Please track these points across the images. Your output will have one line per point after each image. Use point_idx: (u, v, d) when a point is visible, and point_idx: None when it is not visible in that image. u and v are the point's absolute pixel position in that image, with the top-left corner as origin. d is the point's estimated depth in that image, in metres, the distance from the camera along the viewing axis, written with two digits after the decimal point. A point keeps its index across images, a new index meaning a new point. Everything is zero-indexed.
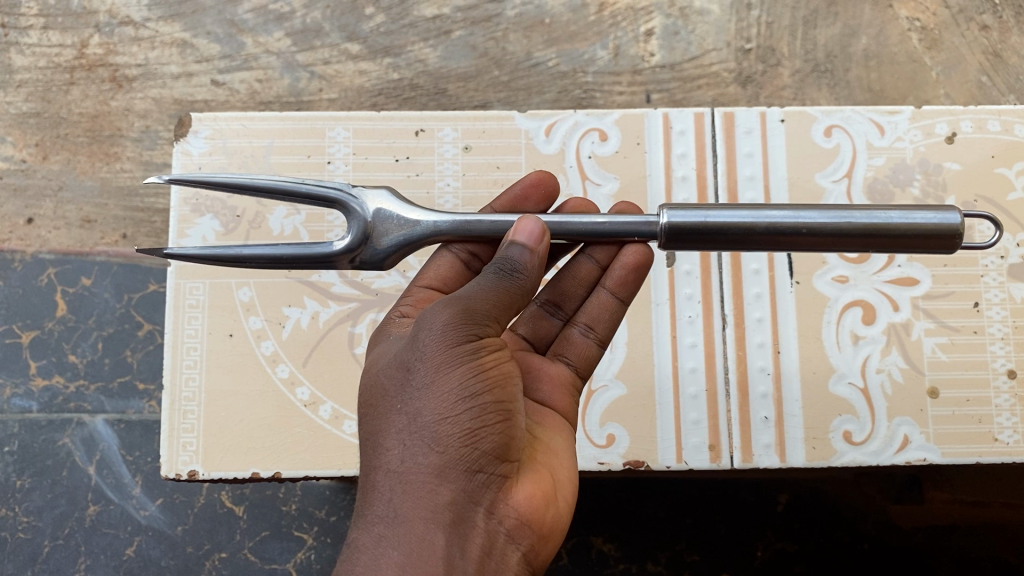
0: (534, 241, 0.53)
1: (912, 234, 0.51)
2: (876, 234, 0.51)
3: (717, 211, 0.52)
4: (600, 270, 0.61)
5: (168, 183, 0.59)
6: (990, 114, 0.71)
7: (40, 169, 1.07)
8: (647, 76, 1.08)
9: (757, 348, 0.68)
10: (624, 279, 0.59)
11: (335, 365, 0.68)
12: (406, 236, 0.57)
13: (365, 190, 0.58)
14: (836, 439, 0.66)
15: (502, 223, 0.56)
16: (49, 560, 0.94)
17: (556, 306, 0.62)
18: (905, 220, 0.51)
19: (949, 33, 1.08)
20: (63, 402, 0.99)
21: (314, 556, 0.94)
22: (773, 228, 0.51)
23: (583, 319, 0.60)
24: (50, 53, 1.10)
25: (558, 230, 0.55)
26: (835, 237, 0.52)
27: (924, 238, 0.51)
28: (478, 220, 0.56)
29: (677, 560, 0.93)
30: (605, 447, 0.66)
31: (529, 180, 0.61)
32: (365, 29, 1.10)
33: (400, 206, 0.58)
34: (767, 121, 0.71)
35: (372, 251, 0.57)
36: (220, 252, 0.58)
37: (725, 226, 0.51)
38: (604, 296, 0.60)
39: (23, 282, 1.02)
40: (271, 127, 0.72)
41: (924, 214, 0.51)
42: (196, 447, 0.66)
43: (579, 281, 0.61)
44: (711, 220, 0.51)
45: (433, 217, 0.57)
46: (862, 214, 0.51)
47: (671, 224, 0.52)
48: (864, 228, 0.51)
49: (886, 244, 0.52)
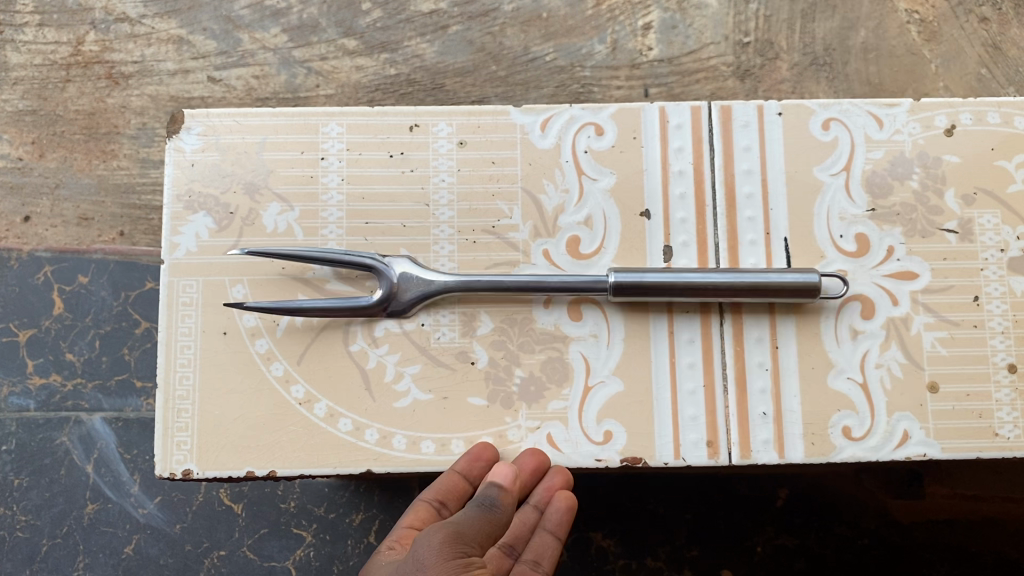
0: (510, 482, 0.62)
1: (791, 289, 0.64)
2: (761, 290, 0.64)
3: (648, 273, 0.65)
4: (539, 512, 0.65)
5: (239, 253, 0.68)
6: (989, 106, 0.71)
7: (36, 167, 1.06)
8: (645, 70, 1.07)
9: (754, 342, 0.67)
10: (561, 521, 0.65)
11: (330, 363, 0.67)
12: (425, 292, 0.67)
13: (393, 258, 0.67)
14: (835, 435, 0.65)
15: (507, 282, 0.66)
16: (47, 558, 0.94)
17: (511, 546, 0.65)
18: (782, 279, 0.64)
19: (948, 25, 1.08)
20: (61, 400, 0.98)
21: (314, 553, 0.94)
22: (689, 287, 0.64)
23: (530, 555, 0.64)
24: (45, 50, 1.09)
25: (536, 287, 0.66)
26: (732, 292, 0.65)
27: (799, 291, 0.64)
28: (485, 280, 0.66)
29: (677, 555, 0.93)
30: (602, 444, 0.66)
31: (466, 455, 0.64)
32: (361, 25, 1.09)
33: (421, 268, 0.67)
34: (765, 115, 0.70)
35: (399, 306, 0.67)
36: (283, 305, 0.66)
37: (653, 286, 0.64)
38: (547, 538, 0.65)
39: (20, 281, 1.02)
40: (264, 122, 0.71)
41: (793, 274, 0.64)
42: (190, 446, 0.66)
43: (520, 525, 0.66)
44: (644, 280, 0.64)
45: (449, 278, 0.67)
46: (750, 276, 0.65)
47: (614, 284, 0.65)
48: (753, 285, 0.64)
49: (769, 297, 0.65)
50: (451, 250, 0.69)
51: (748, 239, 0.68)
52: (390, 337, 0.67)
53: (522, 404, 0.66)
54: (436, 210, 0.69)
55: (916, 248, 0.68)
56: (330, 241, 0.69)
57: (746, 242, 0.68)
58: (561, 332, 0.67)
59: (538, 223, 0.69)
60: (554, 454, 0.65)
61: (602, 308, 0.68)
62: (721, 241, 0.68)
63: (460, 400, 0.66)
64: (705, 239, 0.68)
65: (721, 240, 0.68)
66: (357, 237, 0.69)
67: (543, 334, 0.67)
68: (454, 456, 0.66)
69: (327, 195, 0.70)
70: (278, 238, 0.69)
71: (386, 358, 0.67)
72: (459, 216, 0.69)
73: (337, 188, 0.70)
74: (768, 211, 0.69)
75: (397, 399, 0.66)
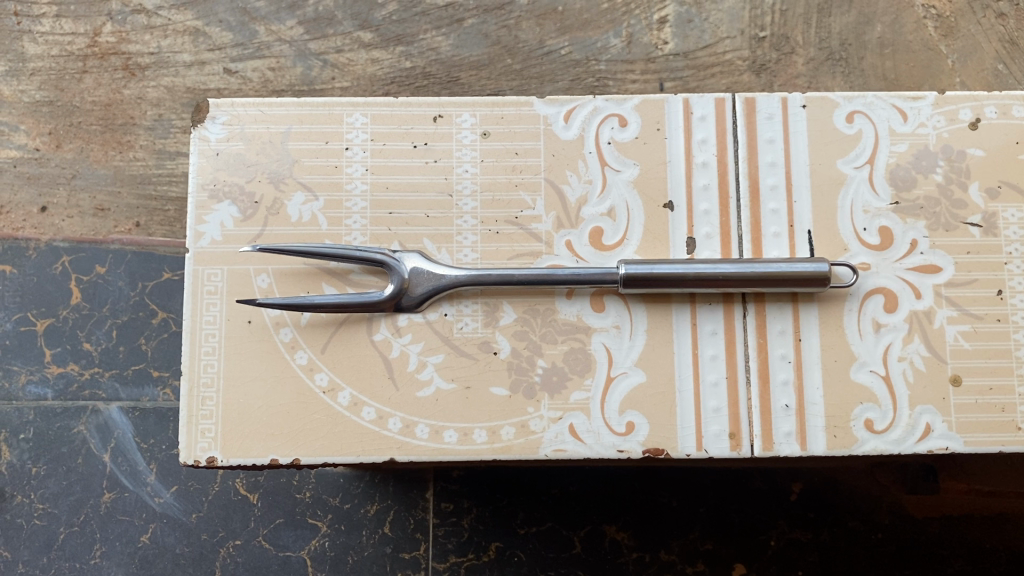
0: None
1: (799, 278, 0.65)
2: (770, 280, 0.65)
3: (659, 264, 0.65)
4: None
5: (252, 250, 0.68)
6: (1014, 100, 0.70)
7: (53, 158, 1.07)
8: (661, 64, 1.07)
9: (778, 335, 0.67)
10: None
11: (354, 351, 0.67)
12: (434, 287, 0.67)
13: (403, 254, 0.68)
14: (857, 427, 0.65)
15: (516, 275, 0.66)
16: (65, 546, 0.95)
17: None
18: (790, 269, 0.65)
19: (965, 21, 1.07)
20: (78, 389, 0.99)
21: (328, 544, 0.94)
22: (699, 277, 0.65)
23: None
24: (62, 41, 1.09)
25: (546, 281, 0.66)
26: (741, 283, 0.65)
27: (805, 280, 0.65)
28: (493, 274, 0.67)
29: (691, 549, 0.93)
30: (624, 435, 0.66)
31: None
32: (377, 18, 1.10)
33: (430, 264, 0.68)
34: (789, 107, 0.70)
35: (410, 301, 0.67)
36: (295, 300, 0.67)
37: (664, 277, 0.65)
38: None
39: (37, 271, 1.03)
40: (288, 112, 0.71)
41: (803, 264, 0.65)
42: (214, 433, 0.67)
43: None
44: (655, 271, 0.65)
45: (458, 272, 0.67)
46: (759, 264, 0.65)
47: (626, 274, 0.65)
48: (763, 275, 0.65)
49: (778, 287, 0.65)
50: (474, 240, 0.69)
51: (771, 231, 0.68)
52: (414, 327, 0.68)
53: (544, 394, 0.66)
54: (459, 200, 0.70)
55: (939, 242, 0.68)
56: (354, 231, 0.69)
57: (770, 234, 0.68)
58: (584, 323, 0.67)
59: (561, 214, 0.69)
60: (576, 444, 0.66)
61: (624, 300, 0.68)
62: (744, 233, 0.68)
63: (482, 389, 0.67)
64: (728, 231, 0.68)
65: (744, 231, 0.68)
66: (380, 226, 0.69)
67: (565, 325, 0.67)
68: (476, 445, 0.66)
69: (351, 184, 0.70)
70: (302, 228, 0.69)
71: (409, 348, 0.67)
72: (482, 206, 0.70)
73: (362, 178, 0.70)
74: (791, 204, 0.69)
75: (419, 388, 0.67)
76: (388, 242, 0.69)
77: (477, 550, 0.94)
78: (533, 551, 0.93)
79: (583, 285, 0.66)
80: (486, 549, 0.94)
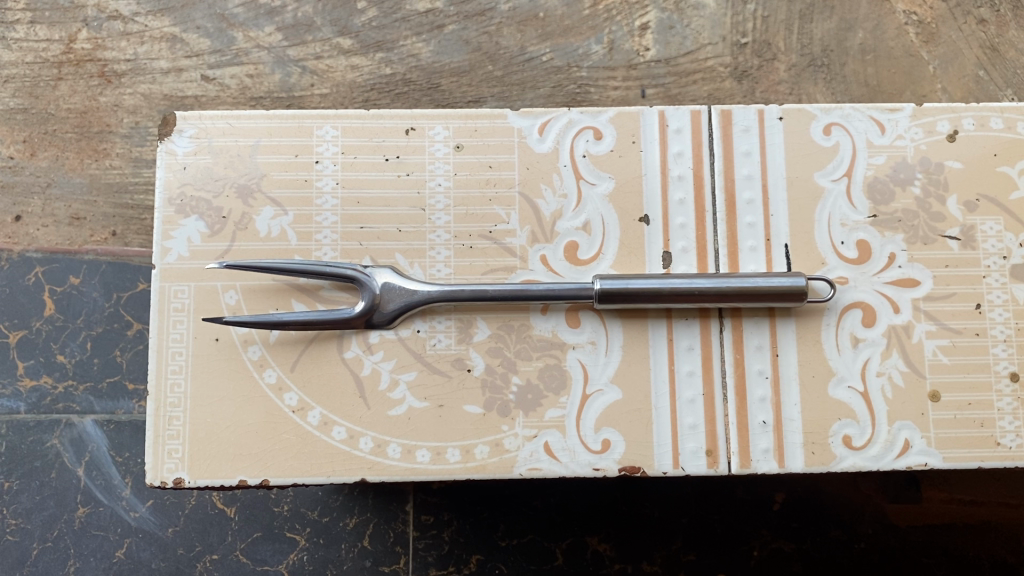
0: None
1: (776, 293, 0.64)
2: (746, 295, 0.64)
3: (634, 279, 0.64)
4: None
5: (219, 266, 0.66)
6: (992, 111, 0.70)
7: (27, 166, 1.04)
8: (643, 70, 1.06)
9: (755, 350, 0.66)
10: None
11: (324, 370, 0.66)
12: (406, 303, 0.66)
13: (375, 270, 0.66)
14: (836, 444, 0.65)
15: (488, 291, 0.65)
16: (37, 562, 0.93)
17: None
18: (766, 284, 0.64)
19: (946, 27, 1.07)
20: (52, 403, 0.97)
21: (307, 557, 0.93)
22: (674, 292, 0.64)
23: None
24: (36, 48, 1.07)
25: (520, 297, 0.65)
26: (717, 298, 0.64)
27: (782, 295, 0.64)
28: (465, 290, 0.65)
29: (673, 560, 0.92)
30: (600, 452, 0.65)
31: None
32: (357, 24, 1.08)
33: (401, 279, 0.66)
34: (765, 119, 0.69)
35: (382, 318, 0.66)
36: (263, 318, 0.65)
37: (639, 292, 0.64)
38: None
39: (10, 281, 1.00)
40: (257, 125, 0.70)
41: (779, 279, 0.64)
42: (182, 454, 0.65)
43: None
44: (630, 286, 0.64)
45: (429, 288, 0.66)
46: (735, 280, 0.64)
47: (602, 289, 0.64)
48: (738, 290, 0.64)
49: (755, 302, 0.65)
50: (447, 255, 0.68)
51: (748, 245, 0.68)
52: (385, 344, 0.66)
53: (518, 412, 0.65)
54: (432, 214, 0.68)
55: (917, 255, 0.67)
56: (324, 246, 0.68)
57: (746, 248, 0.68)
58: (559, 339, 0.66)
59: (536, 228, 0.68)
60: (551, 462, 0.65)
61: (600, 315, 0.66)
62: (721, 247, 0.68)
63: (456, 407, 0.65)
64: (704, 245, 0.68)
65: (720, 245, 0.68)
66: (352, 241, 0.68)
67: (540, 341, 0.66)
68: (450, 464, 0.65)
69: (321, 199, 0.69)
70: (271, 243, 0.68)
71: (381, 365, 0.66)
72: (456, 221, 0.68)
73: (332, 192, 0.69)
74: (768, 217, 0.68)
75: (391, 407, 0.65)
76: (359, 257, 0.68)
77: (458, 563, 0.92)
78: (514, 563, 0.92)
79: (558, 300, 0.65)
80: (467, 562, 0.92)
